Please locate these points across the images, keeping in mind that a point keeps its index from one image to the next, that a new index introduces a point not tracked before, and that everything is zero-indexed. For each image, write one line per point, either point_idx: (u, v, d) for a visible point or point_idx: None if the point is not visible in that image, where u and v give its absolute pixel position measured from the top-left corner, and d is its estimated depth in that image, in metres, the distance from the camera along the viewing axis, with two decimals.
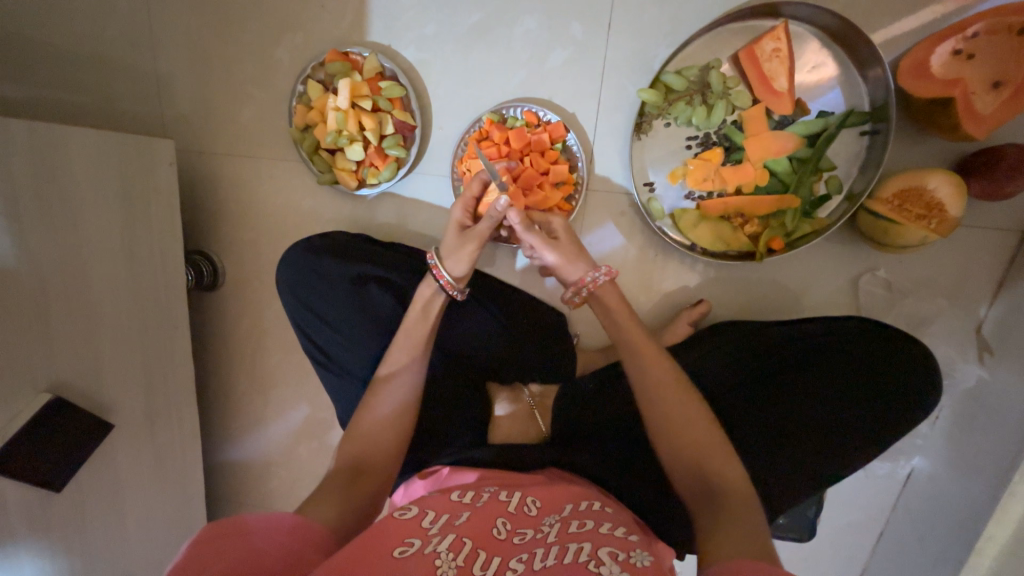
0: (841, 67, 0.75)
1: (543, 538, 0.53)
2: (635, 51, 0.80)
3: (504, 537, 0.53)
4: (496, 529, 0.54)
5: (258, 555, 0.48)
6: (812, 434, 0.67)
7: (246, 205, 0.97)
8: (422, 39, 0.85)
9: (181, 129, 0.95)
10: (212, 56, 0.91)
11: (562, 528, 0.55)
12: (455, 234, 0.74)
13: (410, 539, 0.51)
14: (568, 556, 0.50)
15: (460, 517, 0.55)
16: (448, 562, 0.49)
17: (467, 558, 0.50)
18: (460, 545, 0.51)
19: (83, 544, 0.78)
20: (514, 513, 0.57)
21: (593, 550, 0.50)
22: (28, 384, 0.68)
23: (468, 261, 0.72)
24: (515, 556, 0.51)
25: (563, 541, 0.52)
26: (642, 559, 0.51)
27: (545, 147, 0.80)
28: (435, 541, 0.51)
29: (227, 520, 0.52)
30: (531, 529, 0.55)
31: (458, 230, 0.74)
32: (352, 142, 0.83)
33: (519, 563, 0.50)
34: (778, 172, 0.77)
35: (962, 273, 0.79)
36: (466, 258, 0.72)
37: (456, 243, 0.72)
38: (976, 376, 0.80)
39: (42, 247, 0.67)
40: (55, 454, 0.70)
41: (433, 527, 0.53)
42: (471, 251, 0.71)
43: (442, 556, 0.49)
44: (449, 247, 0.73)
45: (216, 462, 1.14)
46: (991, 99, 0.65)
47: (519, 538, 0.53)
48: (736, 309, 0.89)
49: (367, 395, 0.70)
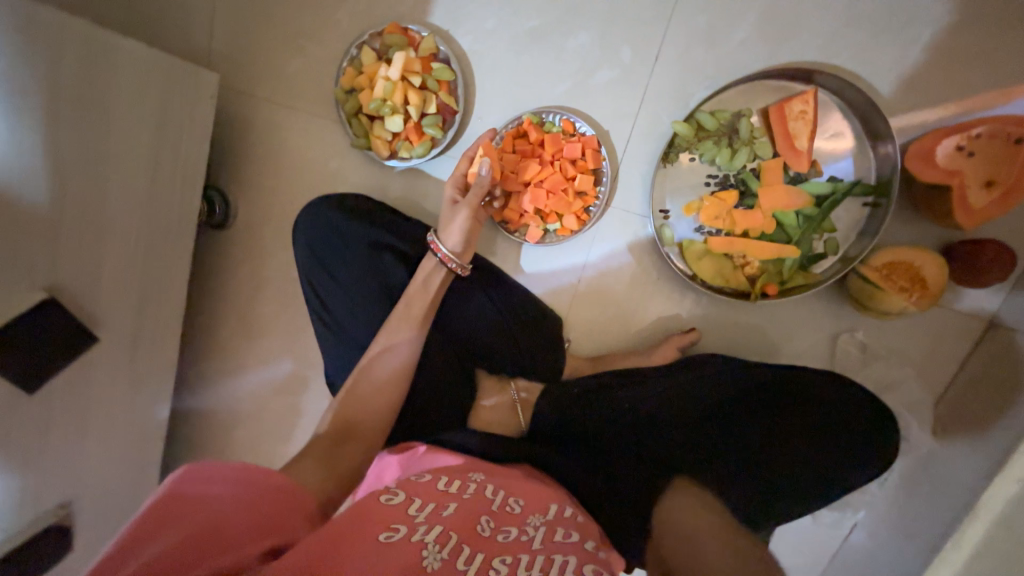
0: (856, 140, 0.81)
1: (527, 542, 0.53)
2: (674, 86, 0.85)
3: (487, 534, 0.54)
4: (481, 526, 0.54)
5: (247, 512, 0.51)
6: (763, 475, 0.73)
7: (274, 152, 0.98)
8: (480, 31, 0.88)
9: (225, 66, 0.96)
10: (271, 3, 0.93)
11: (547, 535, 0.55)
12: (448, 211, 0.81)
13: (395, 525, 0.52)
14: (553, 569, 0.49)
15: (446, 508, 0.56)
16: (433, 555, 0.49)
17: (452, 551, 0.50)
18: (446, 538, 0.51)
19: (41, 456, 0.76)
20: (498, 511, 0.57)
21: (579, 565, 0.50)
22: (25, 280, 0.66)
23: (462, 231, 0.79)
24: (500, 555, 0.51)
25: (548, 550, 0.52)
26: None
27: (576, 155, 0.85)
28: (422, 530, 0.52)
29: (214, 467, 0.53)
30: (515, 528, 0.55)
31: (449, 206, 0.82)
32: (394, 113, 0.85)
33: (502, 564, 0.50)
34: (784, 224, 0.82)
35: (930, 348, 0.85)
36: (459, 230, 0.79)
37: (449, 217, 0.80)
38: (928, 445, 0.86)
39: (73, 147, 0.67)
40: (39, 353, 0.69)
41: (419, 516, 0.54)
42: (463, 222, 0.79)
43: (427, 547, 0.50)
44: (443, 223, 0.81)
45: (183, 402, 1.12)
46: (983, 196, 0.72)
47: (502, 537, 0.54)
48: (723, 344, 0.93)
49: (369, 359, 0.73)
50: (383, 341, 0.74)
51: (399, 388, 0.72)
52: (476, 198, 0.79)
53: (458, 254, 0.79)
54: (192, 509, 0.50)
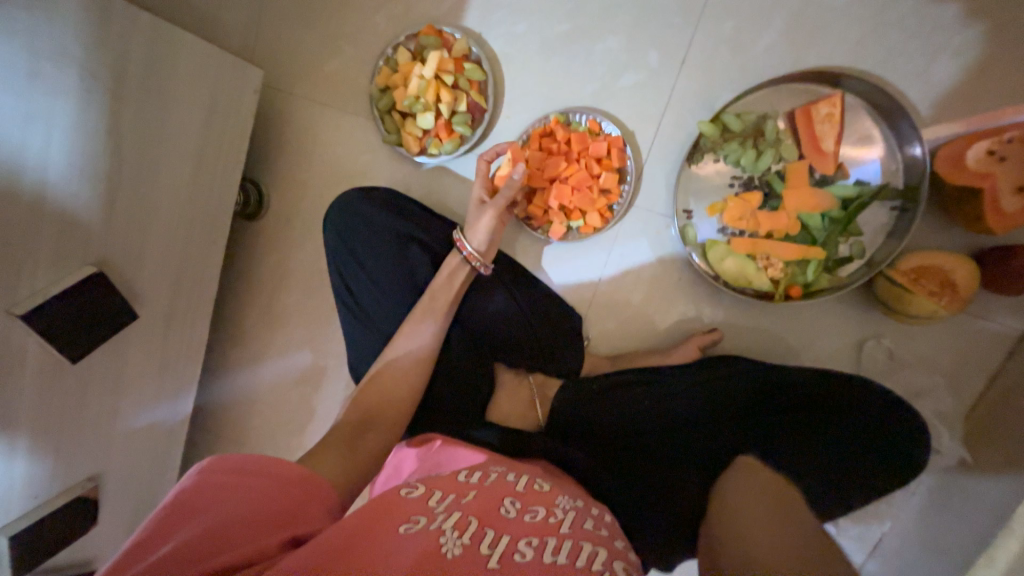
0: (885, 144, 0.81)
1: (554, 526, 0.52)
2: (700, 89, 0.87)
3: (510, 515, 0.53)
4: (503, 509, 0.54)
5: (270, 503, 0.50)
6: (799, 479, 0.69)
7: (308, 147, 1.02)
8: (511, 35, 0.92)
9: (267, 65, 1.01)
10: (315, 6, 0.98)
11: (574, 521, 0.55)
12: (475, 210, 0.84)
13: (415, 516, 0.51)
14: (581, 559, 0.48)
15: (467, 495, 0.55)
16: (453, 540, 0.48)
17: (472, 537, 0.49)
18: (466, 523, 0.51)
19: (77, 428, 0.78)
20: (521, 494, 0.58)
21: (608, 560, 0.49)
22: (77, 256, 0.70)
23: (486, 231, 0.81)
24: (524, 538, 0.50)
25: (575, 538, 0.51)
26: None
27: (601, 154, 0.86)
28: (441, 518, 0.51)
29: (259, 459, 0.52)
30: (542, 511, 0.55)
31: (476, 206, 0.84)
32: (426, 110, 0.88)
33: (526, 547, 0.49)
34: (810, 226, 0.82)
35: (960, 357, 0.84)
36: (484, 229, 0.81)
37: (475, 216, 0.82)
38: (959, 458, 0.83)
39: (129, 131, 0.71)
40: (82, 326, 0.72)
41: (439, 506, 0.53)
42: (489, 222, 0.81)
43: (446, 534, 0.49)
44: (470, 222, 0.83)
45: (205, 387, 1.15)
46: (1016, 201, 0.71)
47: (528, 518, 0.53)
48: (744, 347, 0.93)
49: (394, 341, 0.75)
50: (408, 327, 0.76)
51: (423, 373, 0.73)
52: (502, 199, 0.81)
53: (481, 253, 0.82)
54: (211, 500, 0.48)
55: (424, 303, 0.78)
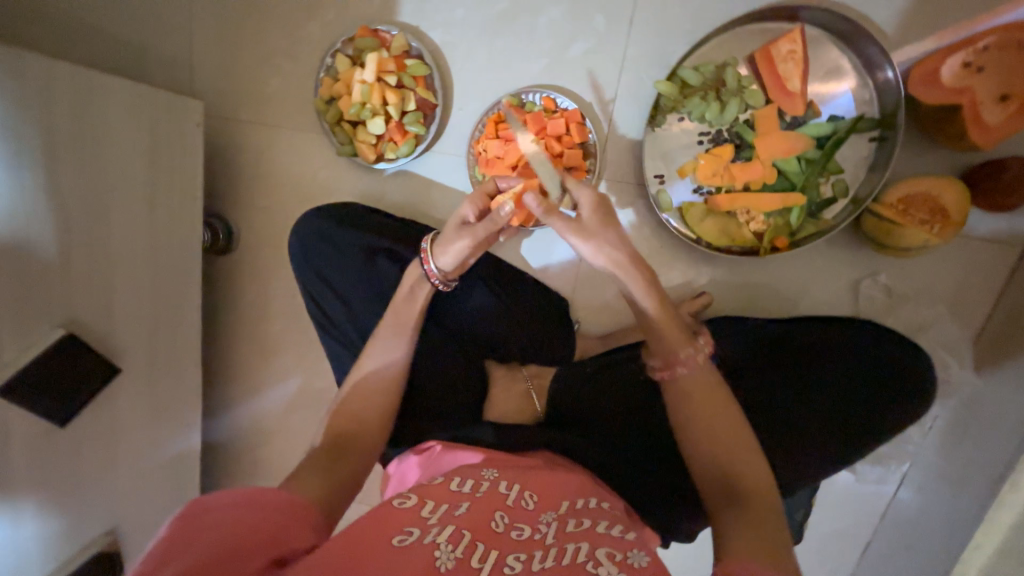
0: (854, 73, 0.77)
1: (540, 539, 0.53)
2: (653, 47, 0.83)
3: (501, 531, 0.54)
4: (494, 522, 0.54)
5: (255, 532, 0.49)
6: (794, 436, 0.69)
7: (265, 172, 1.00)
8: (449, 21, 0.88)
9: (208, 95, 0.98)
10: (246, 26, 0.94)
11: (560, 527, 0.55)
12: (454, 228, 0.74)
13: (408, 528, 0.52)
14: (567, 557, 0.50)
15: (460, 508, 0.56)
16: (447, 554, 0.49)
17: (465, 551, 0.50)
18: (459, 536, 0.52)
19: (80, 488, 0.79)
20: (512, 506, 0.57)
21: (592, 550, 0.51)
22: (43, 321, 0.69)
23: (456, 257, 0.74)
24: (513, 551, 0.51)
25: (561, 542, 0.53)
26: (639, 559, 0.52)
27: (561, 132, 0.83)
28: (435, 531, 0.52)
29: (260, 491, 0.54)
30: (529, 526, 0.55)
31: (458, 223, 0.74)
32: (374, 115, 0.85)
33: (515, 560, 0.50)
34: (787, 172, 0.78)
35: (960, 283, 0.80)
36: (456, 255, 0.74)
37: (452, 237, 0.73)
38: (971, 386, 0.80)
39: (71, 188, 0.70)
40: (65, 391, 0.72)
41: (432, 517, 0.54)
42: (463, 251, 0.73)
43: (441, 547, 0.50)
44: (443, 238, 0.75)
45: (210, 425, 1.15)
46: (999, 111, 0.67)
47: (517, 534, 0.54)
48: (737, 306, 0.90)
49: (367, 359, 0.74)
50: (385, 342, 0.75)
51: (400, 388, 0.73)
52: (485, 233, 0.71)
53: (446, 272, 0.76)
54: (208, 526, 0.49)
55: (398, 310, 0.76)
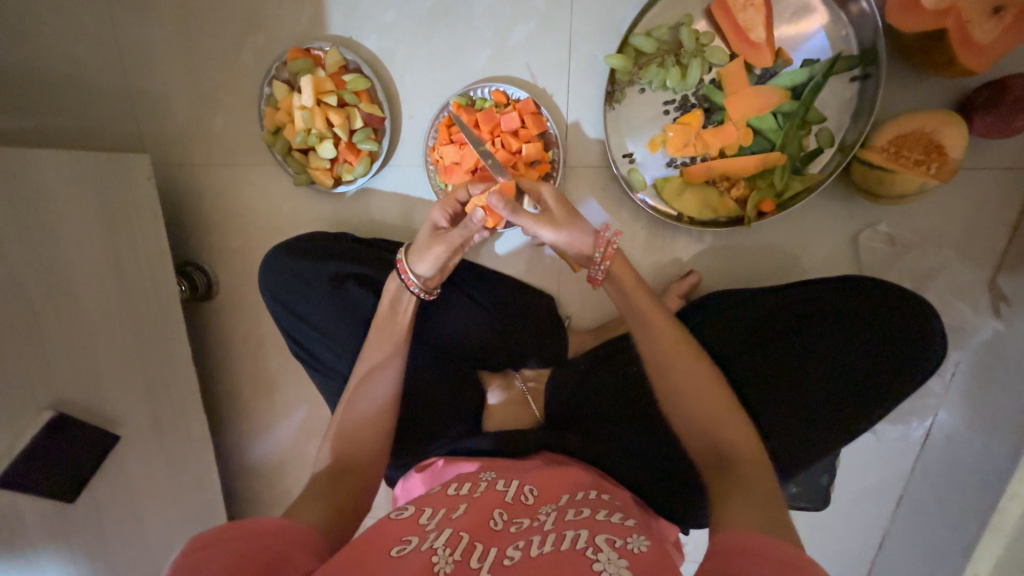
0: (825, 10, 0.69)
1: (539, 526, 0.53)
2: (600, 16, 0.77)
3: (500, 528, 0.54)
4: (493, 520, 0.54)
5: (247, 560, 0.46)
6: (797, 417, 0.65)
7: (230, 212, 0.98)
8: (383, 27, 0.83)
9: (162, 143, 0.97)
10: (184, 67, 0.92)
11: (559, 515, 0.55)
12: (428, 235, 0.70)
13: (407, 538, 0.52)
14: (565, 543, 0.49)
15: (458, 510, 0.56)
16: (445, 558, 0.49)
17: (463, 552, 0.50)
18: (457, 539, 0.51)
19: (104, 550, 0.82)
20: (511, 503, 0.58)
21: (591, 536, 0.50)
22: (31, 404, 0.70)
23: (434, 264, 0.70)
24: (512, 543, 0.51)
25: (559, 528, 0.52)
26: (638, 543, 0.50)
27: (516, 126, 0.78)
28: (432, 536, 0.52)
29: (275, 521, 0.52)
30: (528, 518, 0.56)
31: (431, 230, 0.71)
32: (322, 139, 0.82)
33: (515, 550, 0.50)
34: (763, 130, 0.72)
35: (969, 220, 0.74)
36: (433, 261, 0.70)
37: (426, 244, 0.69)
38: (992, 329, 0.75)
39: (28, 269, 0.69)
40: (66, 467, 0.74)
41: (430, 523, 0.54)
42: (440, 257, 0.69)
43: (438, 551, 0.49)
44: (418, 246, 0.71)
45: (230, 465, 1.17)
46: (992, 27, 0.59)
47: (515, 528, 0.54)
48: (730, 278, 0.86)
49: (349, 393, 0.69)
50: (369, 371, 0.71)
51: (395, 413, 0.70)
52: (460, 239, 0.68)
53: (425, 279, 0.72)
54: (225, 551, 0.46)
55: (375, 335, 0.73)
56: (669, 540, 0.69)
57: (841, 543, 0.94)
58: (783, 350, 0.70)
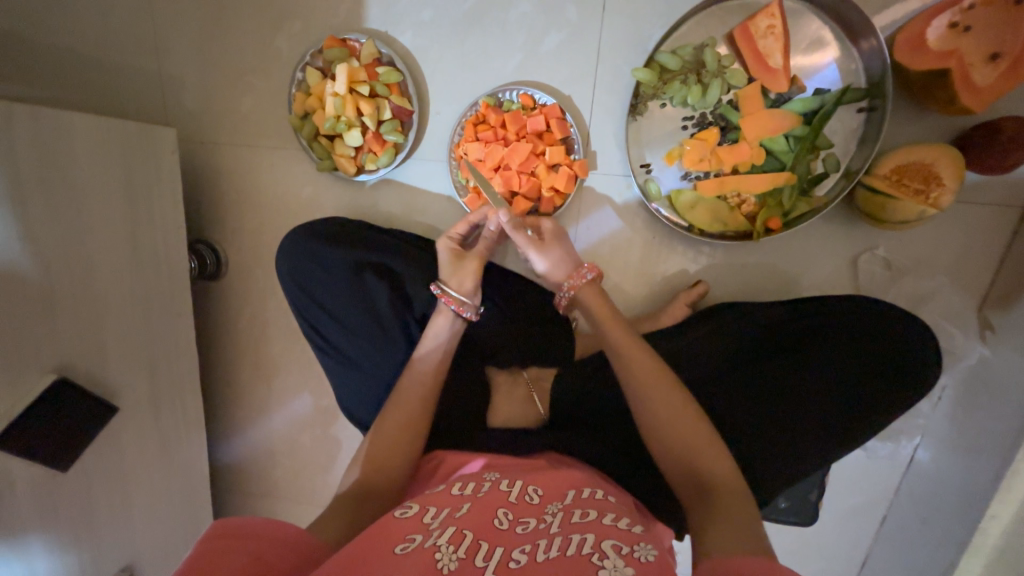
0: (837, 44, 0.75)
1: (546, 528, 0.53)
2: (628, 32, 0.81)
3: (506, 527, 0.54)
4: (498, 520, 0.54)
5: (222, 537, 0.46)
6: (796, 425, 0.68)
7: (248, 193, 0.99)
8: (419, 25, 0.86)
9: (187, 120, 0.98)
10: (217, 46, 0.94)
11: (564, 517, 0.55)
12: (450, 260, 0.77)
13: (410, 536, 0.51)
14: (572, 547, 0.49)
15: (461, 509, 0.56)
16: (449, 555, 0.48)
17: (468, 550, 0.49)
18: (460, 537, 0.51)
19: (87, 527, 0.80)
20: (515, 502, 0.58)
21: (597, 541, 0.50)
22: (34, 366, 0.70)
23: (474, 276, 0.75)
24: (518, 545, 0.51)
25: (566, 531, 0.52)
26: (645, 551, 0.51)
27: (541, 129, 0.81)
28: (436, 534, 0.52)
29: (298, 531, 0.51)
30: (534, 518, 0.56)
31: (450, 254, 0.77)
32: (351, 127, 0.84)
33: (521, 553, 0.50)
34: (775, 151, 0.76)
35: (961, 251, 0.79)
36: (471, 275, 0.75)
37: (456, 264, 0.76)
38: (978, 354, 0.79)
39: (47, 233, 0.69)
40: (61, 435, 0.72)
41: (434, 522, 0.54)
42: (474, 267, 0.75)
43: (442, 549, 0.49)
44: (449, 271, 0.76)
45: (220, 449, 1.15)
46: (989, 72, 0.65)
47: (522, 528, 0.54)
48: (735, 294, 0.89)
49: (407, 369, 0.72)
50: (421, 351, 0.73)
51: (420, 391, 0.70)
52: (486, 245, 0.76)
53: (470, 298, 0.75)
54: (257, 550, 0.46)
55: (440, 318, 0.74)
56: (668, 545, 0.69)
57: (826, 558, 0.97)
58: (777, 362, 0.73)
